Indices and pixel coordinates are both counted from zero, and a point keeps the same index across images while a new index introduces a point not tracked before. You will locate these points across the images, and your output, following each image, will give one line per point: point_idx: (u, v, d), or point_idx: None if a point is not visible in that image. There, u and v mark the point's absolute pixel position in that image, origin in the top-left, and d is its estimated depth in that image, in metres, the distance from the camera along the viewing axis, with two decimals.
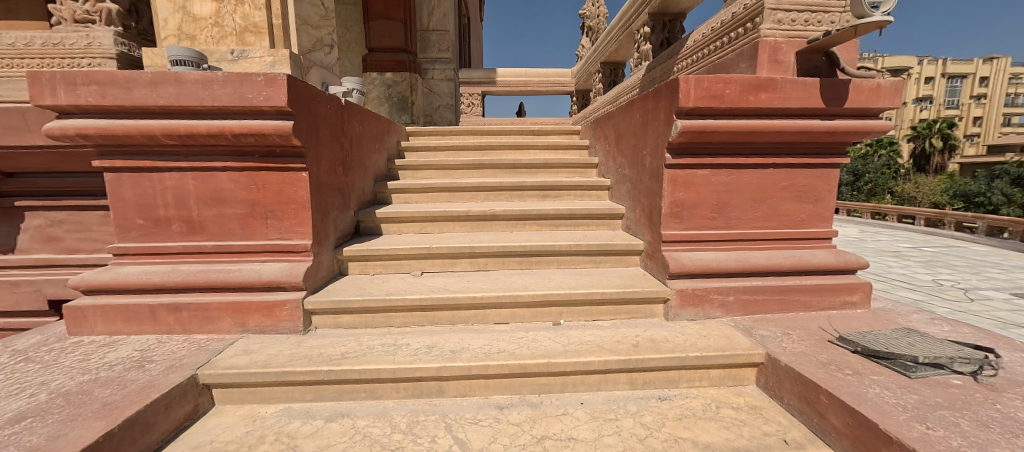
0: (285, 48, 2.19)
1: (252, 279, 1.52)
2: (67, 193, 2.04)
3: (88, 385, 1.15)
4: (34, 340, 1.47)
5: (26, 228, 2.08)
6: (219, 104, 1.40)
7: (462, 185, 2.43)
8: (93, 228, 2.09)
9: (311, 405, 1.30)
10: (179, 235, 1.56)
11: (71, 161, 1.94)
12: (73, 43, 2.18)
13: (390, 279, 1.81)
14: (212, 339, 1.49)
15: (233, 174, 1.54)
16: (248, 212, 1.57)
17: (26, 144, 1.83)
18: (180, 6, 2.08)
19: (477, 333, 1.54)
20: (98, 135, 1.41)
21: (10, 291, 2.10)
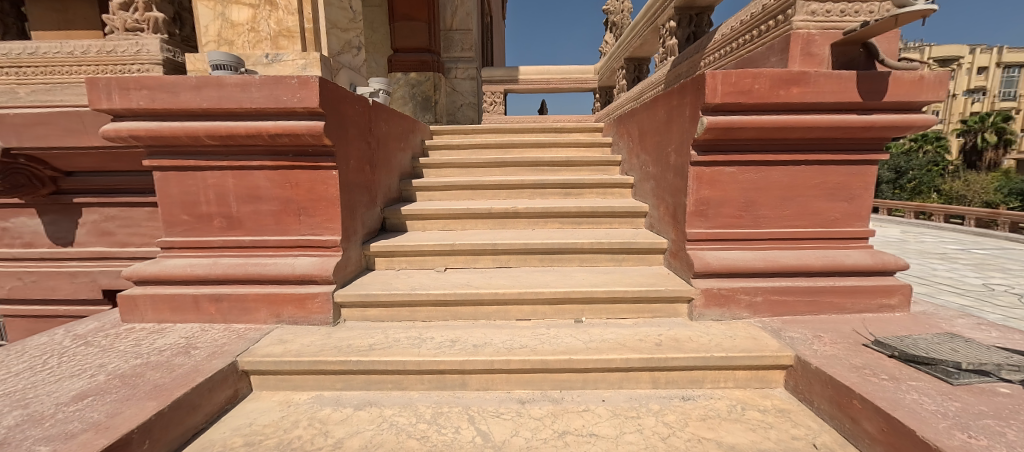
0: (315, 51, 2.27)
1: (286, 272, 1.60)
2: (119, 191, 2.19)
3: (141, 368, 1.24)
4: (93, 326, 1.60)
5: (83, 223, 2.24)
6: (256, 106, 1.47)
7: (485, 183, 2.46)
8: (141, 223, 2.23)
9: (340, 394, 1.35)
10: (220, 230, 1.66)
11: (123, 161, 2.07)
12: (124, 50, 2.33)
13: (415, 274, 1.86)
14: (249, 328, 1.57)
15: (268, 172, 1.62)
16: (282, 208, 1.64)
17: (83, 145, 1.97)
18: (220, 13, 2.20)
19: (499, 329, 1.56)
20: (148, 137, 1.51)
21: (70, 280, 2.27)
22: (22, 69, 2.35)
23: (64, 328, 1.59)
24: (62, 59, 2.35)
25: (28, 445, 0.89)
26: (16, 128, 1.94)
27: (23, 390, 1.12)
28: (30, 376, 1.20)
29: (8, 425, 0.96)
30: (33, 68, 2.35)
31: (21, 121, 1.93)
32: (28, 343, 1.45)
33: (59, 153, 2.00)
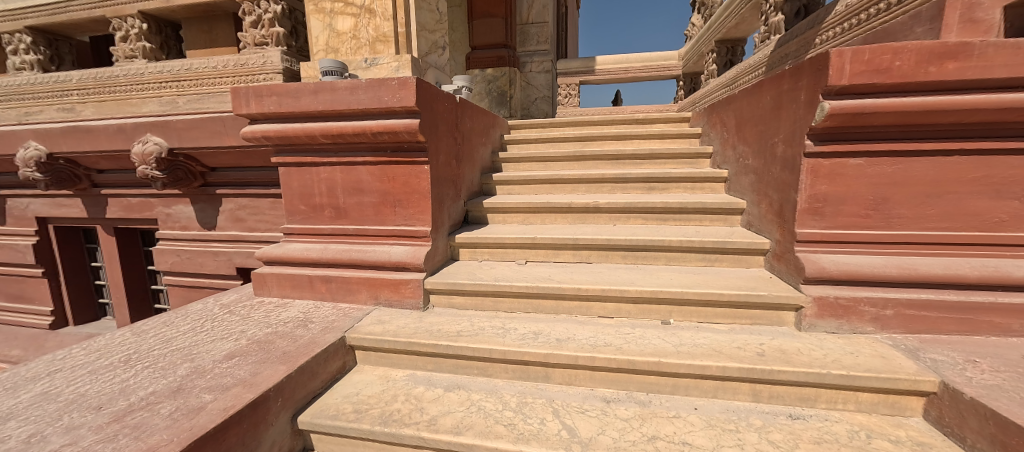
0: (407, 53, 2.43)
1: (384, 259, 1.74)
2: (250, 184, 2.57)
3: (272, 336, 1.45)
4: (233, 297, 1.91)
5: (223, 210, 2.66)
6: (362, 107, 1.62)
7: (564, 177, 2.44)
8: (265, 211, 2.59)
9: (431, 375, 1.44)
10: (329, 219, 1.86)
11: (253, 157, 2.41)
12: (254, 62, 2.70)
13: (497, 266, 1.91)
14: (353, 308, 1.75)
15: (370, 167, 1.77)
16: (381, 200, 1.79)
17: (224, 145, 2.33)
18: (328, 24, 2.44)
19: (581, 324, 1.54)
20: (276, 137, 1.75)
21: (213, 258, 2.72)
22: (182, 83, 2.82)
23: (213, 298, 1.92)
24: (210, 73, 2.77)
25: (197, 392, 1.09)
26: (178, 132, 2.33)
27: (190, 347, 1.37)
28: (194, 336, 1.46)
29: (182, 374, 1.19)
30: (188, 82, 2.81)
31: (180, 126, 2.31)
32: (190, 309, 1.76)
33: (207, 151, 2.39)
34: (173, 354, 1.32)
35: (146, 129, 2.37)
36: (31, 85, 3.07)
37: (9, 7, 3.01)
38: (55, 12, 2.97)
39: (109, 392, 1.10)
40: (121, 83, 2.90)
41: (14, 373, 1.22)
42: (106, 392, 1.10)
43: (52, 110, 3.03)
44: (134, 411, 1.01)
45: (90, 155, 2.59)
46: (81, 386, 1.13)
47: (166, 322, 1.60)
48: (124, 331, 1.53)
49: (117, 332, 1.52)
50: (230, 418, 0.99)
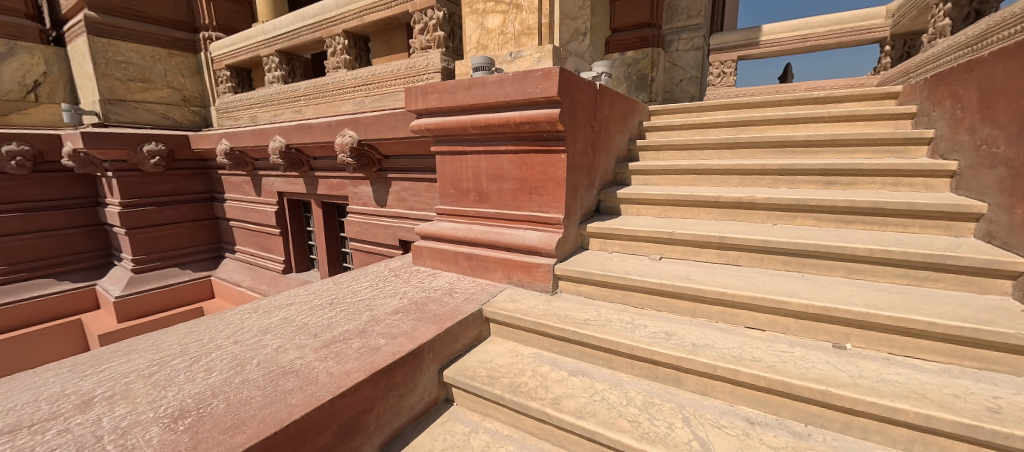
0: (550, 43, 2.48)
1: (519, 242, 1.86)
2: (412, 169, 3.00)
3: (426, 300, 1.70)
4: (398, 263, 2.30)
5: (392, 191, 3.17)
6: (508, 99, 1.74)
7: (712, 167, 2.19)
8: (422, 193, 3.00)
9: (557, 357, 1.50)
10: (474, 202, 2.08)
11: (415, 146, 2.80)
12: (420, 64, 3.12)
13: (629, 259, 1.85)
14: (489, 284, 1.93)
15: (511, 156, 1.90)
16: (519, 187, 1.91)
17: (396, 137, 2.74)
18: (480, 23, 2.66)
19: (721, 332, 1.39)
20: (436, 129, 2.02)
21: (383, 230, 3.27)
22: (370, 86, 3.44)
23: (384, 263, 2.36)
24: (389, 76, 3.30)
25: (374, 335, 1.36)
26: (365, 127, 2.85)
27: (369, 299, 1.71)
28: (371, 291, 1.82)
29: (364, 319, 1.49)
30: (374, 85, 3.41)
31: (367, 121, 2.82)
32: (369, 270, 2.20)
33: (383, 142, 2.86)
34: (358, 303, 1.67)
35: (345, 125, 2.96)
36: (278, 94, 4.08)
37: (267, 36, 4.06)
38: (293, 36, 3.87)
39: (320, 324, 1.46)
40: (331, 88, 3.67)
41: (268, 302, 1.72)
42: (318, 324, 1.46)
43: (289, 112, 4.03)
44: (335, 341, 1.32)
45: (309, 145, 3.32)
46: (304, 318, 1.53)
47: (354, 278, 2.03)
48: (328, 282, 1.99)
49: (324, 282, 2.00)
50: (396, 361, 1.21)
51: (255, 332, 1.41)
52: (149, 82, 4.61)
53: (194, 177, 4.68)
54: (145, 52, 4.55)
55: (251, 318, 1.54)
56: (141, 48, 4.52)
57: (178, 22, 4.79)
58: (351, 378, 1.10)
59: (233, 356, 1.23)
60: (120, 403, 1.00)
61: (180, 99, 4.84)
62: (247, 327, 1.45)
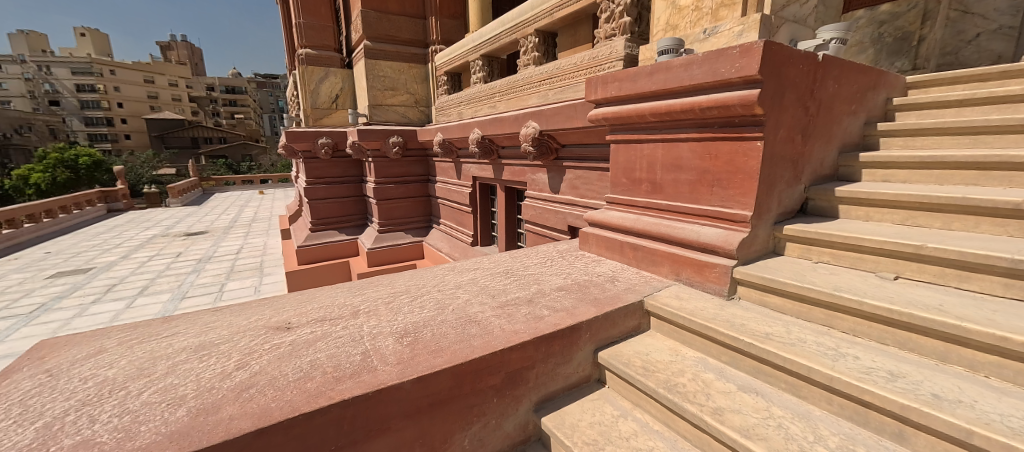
0: (756, 13, 2.12)
1: (692, 238, 1.72)
2: (587, 158, 2.88)
3: (588, 283, 1.76)
4: (566, 247, 2.45)
5: (566, 179, 3.10)
6: (695, 82, 1.61)
7: (1016, 160, 1.50)
8: (595, 182, 2.83)
9: (726, 368, 1.35)
10: (646, 192, 2.02)
11: (592, 135, 2.68)
12: (603, 53, 2.94)
13: (842, 273, 1.48)
14: (654, 278, 1.86)
15: (692, 144, 1.76)
16: (698, 178, 1.76)
17: (574, 127, 2.68)
18: (671, 3, 2.51)
19: (993, 392, 0.98)
20: (613, 118, 2.04)
21: (555, 216, 3.21)
22: (553, 79, 3.37)
23: (553, 245, 2.54)
24: (573, 68, 3.16)
25: (540, 306, 1.51)
26: (548, 117, 2.88)
27: (538, 275, 1.89)
28: (540, 268, 2.00)
29: (532, 291, 1.66)
30: (559, 77, 3.31)
31: (549, 113, 2.85)
32: (539, 249, 2.42)
33: (563, 131, 2.84)
34: (528, 276, 1.87)
35: (531, 117, 3.06)
36: (481, 93, 4.26)
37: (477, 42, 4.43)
38: (495, 41, 4.18)
39: (498, 289, 1.71)
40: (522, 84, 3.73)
41: (462, 265, 2.11)
42: (496, 288, 1.71)
43: (487, 108, 4.19)
44: (508, 304, 1.52)
45: (500, 136, 3.58)
46: (486, 281, 1.82)
47: (527, 255, 2.27)
48: (506, 255, 2.29)
49: (503, 255, 2.31)
50: (556, 332, 1.32)
51: (452, 285, 1.78)
52: (396, 90, 5.37)
53: (419, 162, 5.41)
54: (395, 66, 5.28)
55: (450, 275, 1.93)
56: (393, 64, 5.26)
57: (417, 40, 5.40)
58: (518, 337, 1.26)
59: (437, 301, 1.59)
60: (373, 317, 1.45)
61: (413, 102, 5.53)
62: (447, 282, 1.83)
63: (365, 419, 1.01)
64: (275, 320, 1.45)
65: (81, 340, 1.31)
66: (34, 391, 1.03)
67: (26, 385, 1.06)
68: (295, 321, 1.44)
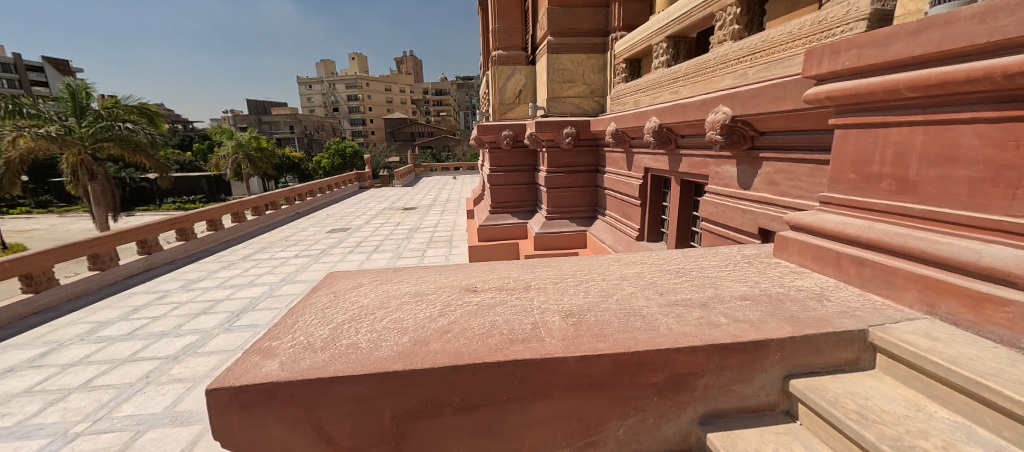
0: None
1: (965, 258, 1.23)
2: (794, 148, 2.35)
3: (784, 296, 1.48)
4: (755, 251, 2.09)
5: (760, 173, 2.61)
6: (1000, 37, 1.14)
7: None
8: (802, 178, 2.28)
9: (1011, 449, 0.93)
10: (886, 193, 1.54)
11: (805, 121, 2.17)
12: (835, 14, 2.18)
13: None
14: (889, 305, 1.41)
15: (981, 127, 1.24)
16: (988, 176, 1.23)
17: (780, 110, 2.23)
18: None
19: None
20: (843, 96, 1.62)
21: (741, 215, 2.74)
22: (755, 55, 2.73)
23: (739, 248, 2.21)
24: (783, 40, 2.49)
25: (716, 312, 1.36)
26: (744, 100, 2.49)
27: (716, 278, 1.69)
28: (720, 271, 1.79)
29: (708, 294, 1.50)
30: (762, 52, 2.66)
31: (747, 95, 2.45)
32: (720, 251, 2.15)
33: (763, 116, 2.39)
34: (704, 278, 1.69)
35: (721, 101, 2.69)
36: (662, 77, 3.90)
37: (662, 23, 3.93)
38: (683, 19, 3.57)
39: (666, 286, 1.62)
40: (712, 64, 3.19)
41: (628, 258, 2.08)
42: (665, 286, 1.62)
43: (667, 94, 3.83)
44: (678, 304, 1.43)
45: (680, 124, 3.26)
46: (654, 277, 1.74)
47: (703, 256, 2.06)
48: (678, 253, 2.13)
49: (674, 253, 2.16)
50: (736, 344, 1.17)
51: (617, 276, 1.77)
52: (574, 82, 5.45)
53: (589, 152, 5.47)
54: (575, 58, 5.37)
55: (615, 266, 1.93)
56: (573, 56, 5.35)
57: (598, 30, 5.37)
58: (688, 339, 1.17)
59: (601, 289, 1.62)
60: (541, 294, 1.58)
61: (589, 92, 5.52)
62: (612, 272, 1.84)
63: (532, 380, 1.13)
64: (465, 283, 1.75)
65: (349, 275, 1.88)
66: (331, 304, 1.55)
67: (327, 299, 1.60)
68: (480, 286, 1.70)
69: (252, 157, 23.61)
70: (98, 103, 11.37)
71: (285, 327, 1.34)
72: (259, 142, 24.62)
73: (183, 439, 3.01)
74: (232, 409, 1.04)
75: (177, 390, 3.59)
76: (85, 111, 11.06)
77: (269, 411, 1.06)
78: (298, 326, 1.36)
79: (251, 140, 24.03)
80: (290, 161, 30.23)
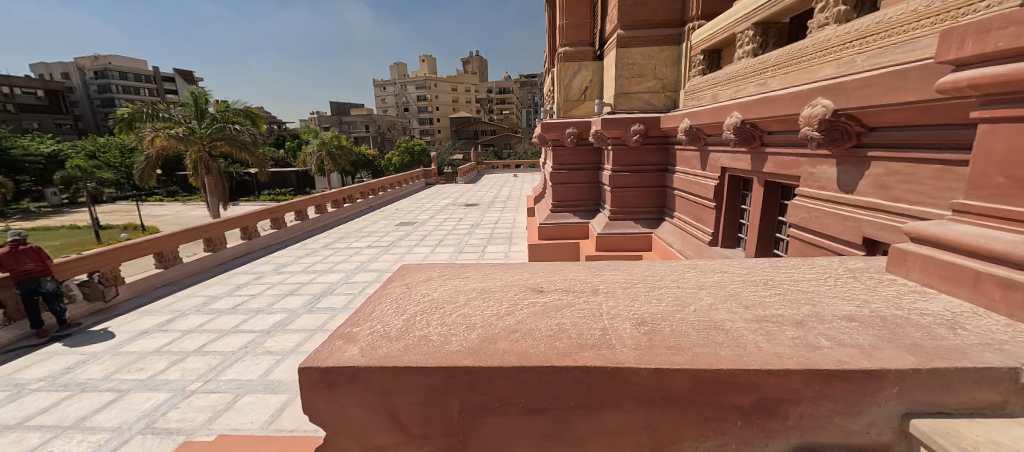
0: None
1: None
2: (915, 146, 2.01)
3: (902, 319, 1.26)
4: (861, 265, 1.82)
5: (868, 175, 2.27)
6: None
7: None
8: (924, 181, 1.94)
9: None
10: None
11: (932, 114, 1.83)
12: None
13: None
14: None
15: None
16: None
17: (899, 102, 1.91)
18: None
19: None
20: (991, 84, 1.34)
21: (840, 222, 2.41)
22: (865, 39, 2.37)
23: (840, 260, 1.95)
24: (905, 20, 2.13)
25: (814, 332, 1.20)
26: (849, 92, 2.18)
27: (813, 294, 1.50)
28: (817, 286, 1.58)
29: (803, 312, 1.34)
30: (875, 35, 2.31)
31: (853, 86, 2.14)
32: (816, 262, 1.91)
33: (875, 110, 2.07)
34: (798, 293, 1.51)
35: (820, 93, 2.38)
36: (747, 69, 3.56)
37: (748, 9, 3.59)
38: (774, 3, 3.22)
39: (752, 299, 1.46)
40: (809, 52, 2.83)
41: (706, 265, 1.93)
42: (750, 299, 1.47)
43: (753, 87, 3.49)
44: (767, 320, 1.28)
45: (767, 119, 2.95)
46: (736, 288, 1.59)
47: (795, 267, 1.85)
48: (765, 263, 1.93)
49: (760, 262, 1.96)
50: (841, 371, 1.01)
51: (694, 285, 1.65)
52: (644, 76, 5.19)
53: (658, 150, 5.18)
54: (646, 52, 5.11)
55: (691, 274, 1.79)
56: (644, 49, 5.10)
57: (673, 20, 5.05)
58: (782, 361, 1.05)
59: (676, 298, 1.51)
60: (610, 299, 1.52)
61: (660, 87, 5.22)
62: (687, 280, 1.72)
63: (601, 389, 1.08)
64: (531, 282, 1.74)
65: (420, 269, 1.96)
66: (404, 296, 1.63)
67: (401, 291, 1.68)
68: (546, 287, 1.68)
69: (333, 154, 25.88)
70: (214, 108, 13.20)
71: (364, 315, 1.44)
72: (339, 141, 26.91)
73: (273, 405, 3.39)
74: (319, 388, 1.13)
75: (269, 362, 4.05)
76: (204, 115, 12.91)
77: (350, 392, 1.13)
78: (375, 314, 1.44)
79: (333, 139, 26.36)
80: (365, 158, 32.67)
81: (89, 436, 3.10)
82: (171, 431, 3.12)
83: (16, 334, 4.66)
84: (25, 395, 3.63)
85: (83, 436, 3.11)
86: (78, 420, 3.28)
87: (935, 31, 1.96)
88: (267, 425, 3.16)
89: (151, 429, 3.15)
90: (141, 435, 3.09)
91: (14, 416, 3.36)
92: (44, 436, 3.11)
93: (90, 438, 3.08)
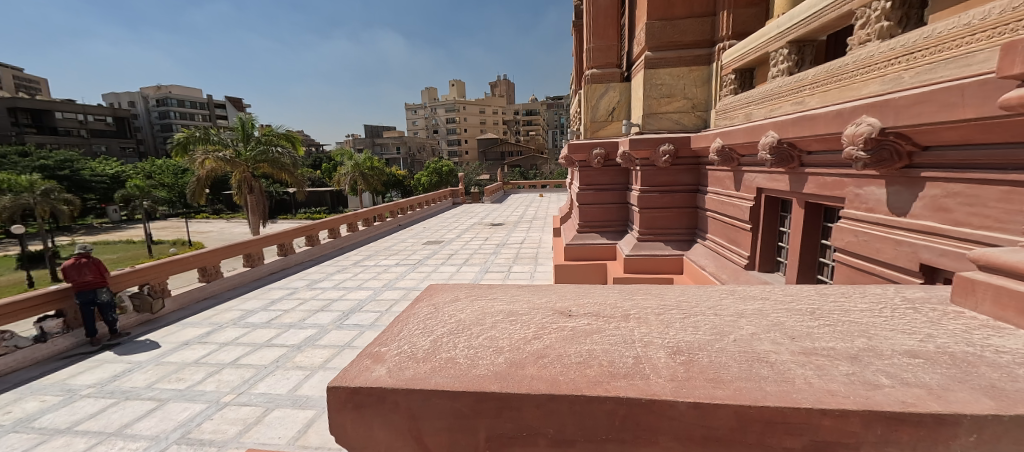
0: None
1: None
2: (978, 166, 1.85)
3: (974, 356, 1.13)
4: (923, 295, 1.67)
5: (923, 197, 2.11)
6: None
7: None
8: (990, 203, 1.79)
9: None
10: None
11: (995, 131, 1.70)
12: None
13: None
14: None
15: None
16: None
17: (956, 119, 1.79)
18: None
19: None
20: None
21: (893, 247, 2.24)
22: (915, 55, 2.24)
23: (897, 288, 1.80)
24: (958, 33, 2.01)
25: (873, 369, 1.10)
26: (898, 109, 2.05)
27: (868, 326, 1.38)
28: (872, 317, 1.46)
29: (857, 345, 1.23)
30: (924, 50, 2.19)
31: (902, 103, 2.02)
32: (868, 291, 1.78)
33: (928, 128, 1.95)
34: (851, 324, 1.39)
35: (865, 111, 2.26)
36: (783, 86, 3.44)
37: (782, 28, 3.52)
38: (809, 22, 3.12)
39: (799, 330, 1.36)
40: (850, 69, 2.72)
41: (745, 291, 1.82)
42: (797, 329, 1.37)
43: (789, 105, 3.38)
44: (817, 354, 1.19)
45: (807, 138, 2.82)
46: (780, 317, 1.49)
47: (845, 295, 1.72)
48: (810, 290, 1.81)
49: (805, 288, 1.83)
50: (908, 414, 0.90)
51: (734, 313, 1.56)
52: (673, 97, 5.14)
53: (688, 171, 5.06)
54: (674, 72, 5.07)
55: (729, 300, 1.70)
56: (672, 70, 5.07)
57: (703, 40, 5.00)
58: (836, 400, 0.96)
59: (714, 326, 1.43)
60: (643, 325, 1.46)
61: (690, 107, 5.15)
62: (725, 307, 1.62)
63: (636, 422, 1.02)
64: (560, 306, 1.70)
65: (448, 289, 1.96)
66: (430, 317, 1.62)
67: (429, 310, 1.68)
68: (575, 311, 1.63)
69: (365, 175, 26.85)
70: (259, 131, 14.11)
71: (393, 335, 1.44)
72: (372, 163, 27.97)
73: (300, 421, 3.43)
74: (348, 408, 1.14)
75: (299, 376, 4.13)
76: (249, 138, 13.80)
77: (377, 414, 1.13)
78: (403, 335, 1.44)
79: (366, 161, 27.47)
80: (396, 178, 33.81)
81: (129, 443, 3.23)
82: (205, 443, 3.21)
83: (73, 341, 5.01)
84: (76, 401, 3.85)
85: (124, 443, 3.24)
86: (120, 427, 3.43)
87: (993, 44, 1.84)
88: (294, 441, 3.19)
89: (185, 440, 3.24)
90: (176, 445, 3.19)
91: (65, 421, 3.56)
92: (89, 441, 3.26)
93: (130, 445, 3.21)
